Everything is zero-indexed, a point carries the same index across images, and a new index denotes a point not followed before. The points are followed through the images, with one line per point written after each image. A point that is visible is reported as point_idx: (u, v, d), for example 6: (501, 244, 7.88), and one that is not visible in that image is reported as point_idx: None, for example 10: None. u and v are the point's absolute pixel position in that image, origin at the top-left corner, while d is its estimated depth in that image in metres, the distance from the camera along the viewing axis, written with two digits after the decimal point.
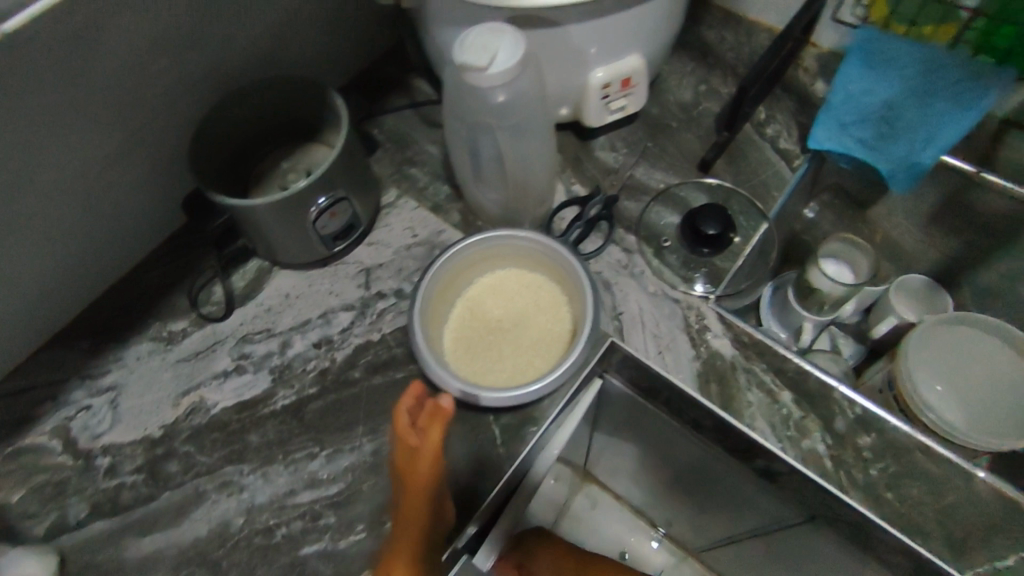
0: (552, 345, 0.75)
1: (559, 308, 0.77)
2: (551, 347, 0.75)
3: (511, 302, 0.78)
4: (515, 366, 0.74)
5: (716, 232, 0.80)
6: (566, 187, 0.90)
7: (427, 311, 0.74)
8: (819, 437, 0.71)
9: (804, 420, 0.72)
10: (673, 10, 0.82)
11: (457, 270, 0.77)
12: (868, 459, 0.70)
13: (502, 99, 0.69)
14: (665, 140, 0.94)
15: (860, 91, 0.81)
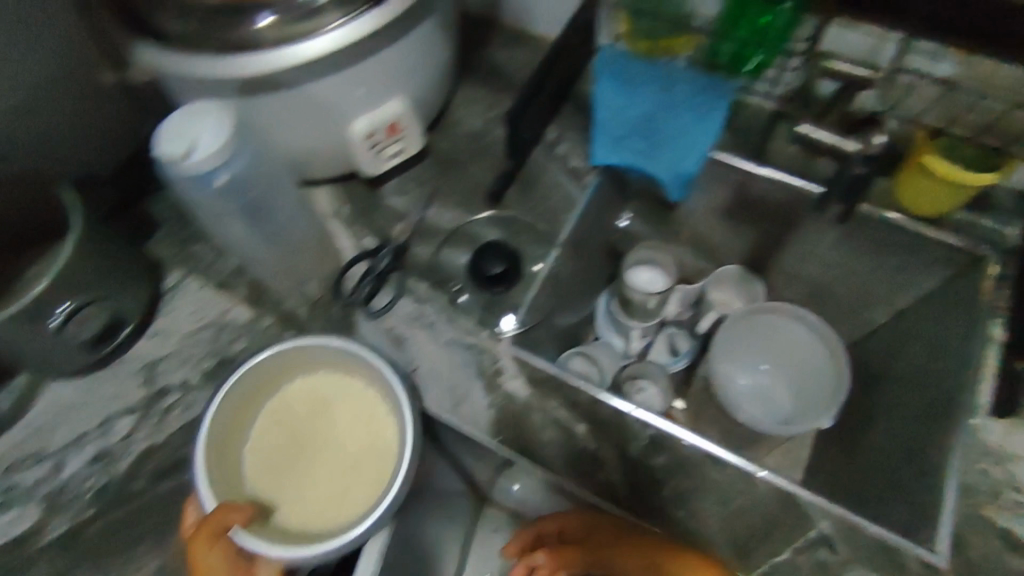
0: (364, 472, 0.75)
1: (378, 427, 0.77)
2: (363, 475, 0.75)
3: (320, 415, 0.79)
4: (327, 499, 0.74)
5: (500, 271, 0.82)
6: (357, 241, 0.88)
7: (213, 439, 0.71)
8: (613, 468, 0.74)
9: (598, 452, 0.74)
10: (422, 49, 0.81)
11: (263, 377, 0.76)
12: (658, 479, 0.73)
13: (224, 181, 0.66)
14: (456, 176, 0.93)
15: (619, 106, 0.81)
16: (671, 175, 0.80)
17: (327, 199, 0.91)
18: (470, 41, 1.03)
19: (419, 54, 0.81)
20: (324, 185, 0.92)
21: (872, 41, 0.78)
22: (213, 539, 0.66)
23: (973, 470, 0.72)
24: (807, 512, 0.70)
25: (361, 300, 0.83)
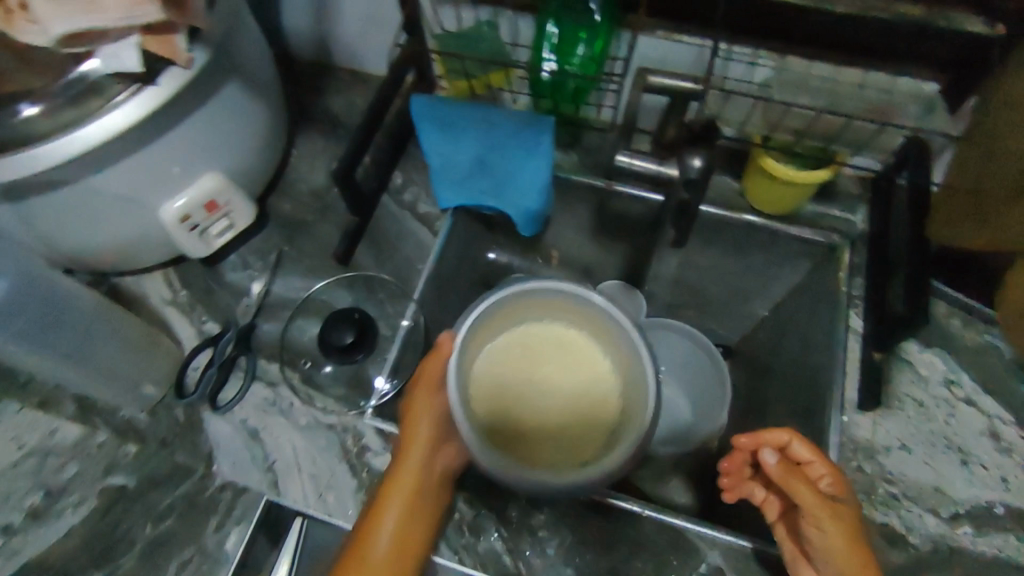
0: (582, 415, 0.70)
1: (573, 377, 0.72)
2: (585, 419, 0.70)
3: (512, 369, 0.72)
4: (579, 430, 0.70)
5: (352, 340, 0.76)
6: (198, 327, 0.81)
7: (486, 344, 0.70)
8: (495, 533, 0.69)
9: (478, 520, 0.70)
10: (229, 115, 0.74)
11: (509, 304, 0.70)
12: (541, 538, 0.69)
13: None
14: (301, 239, 0.87)
15: (449, 151, 0.77)
16: (519, 212, 0.78)
17: (163, 285, 0.84)
18: (306, 93, 0.99)
19: (225, 122, 0.74)
20: (156, 270, 0.84)
21: (693, 50, 0.77)
22: (435, 384, 0.67)
23: (848, 468, 0.72)
24: (695, 544, 0.69)
25: (206, 394, 0.76)
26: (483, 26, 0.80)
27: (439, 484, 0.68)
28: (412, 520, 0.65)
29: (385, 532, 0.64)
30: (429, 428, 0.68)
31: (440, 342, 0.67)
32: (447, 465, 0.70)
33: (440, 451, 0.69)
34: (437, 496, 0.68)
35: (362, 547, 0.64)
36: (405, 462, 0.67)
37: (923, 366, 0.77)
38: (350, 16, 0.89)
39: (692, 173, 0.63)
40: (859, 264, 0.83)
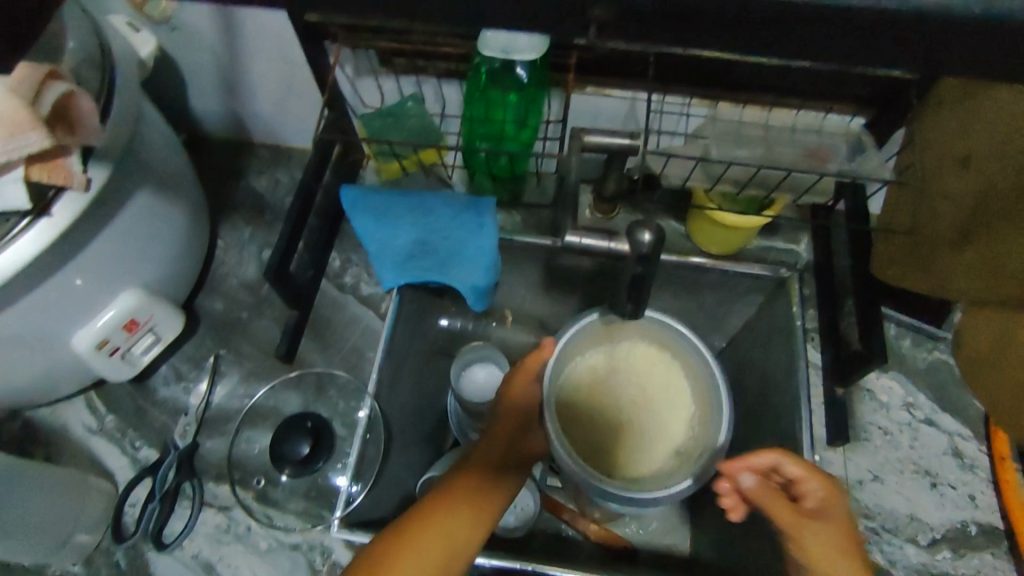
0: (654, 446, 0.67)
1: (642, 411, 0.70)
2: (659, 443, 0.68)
3: (608, 373, 0.70)
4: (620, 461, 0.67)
5: (308, 451, 0.70)
6: (133, 453, 0.76)
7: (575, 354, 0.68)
8: None
9: None
10: (145, 228, 0.69)
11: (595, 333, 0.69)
12: None
13: None
14: (237, 339, 0.82)
15: (385, 239, 0.73)
16: (467, 288, 0.74)
17: (87, 413, 0.78)
18: (224, 175, 0.93)
19: (138, 236, 0.68)
20: (77, 395, 0.78)
21: (626, 103, 0.76)
22: (531, 374, 0.65)
23: None
24: None
25: (150, 532, 0.71)
26: (408, 102, 0.79)
27: (496, 496, 0.60)
28: (454, 535, 0.56)
29: (431, 541, 0.55)
30: (500, 445, 0.63)
31: (543, 345, 0.65)
32: (505, 498, 0.61)
33: (501, 482, 0.61)
34: (491, 523, 0.59)
35: (400, 554, 0.54)
36: (463, 479, 0.60)
37: (883, 392, 0.78)
38: (263, 95, 0.84)
39: (645, 246, 0.56)
40: (808, 295, 0.84)
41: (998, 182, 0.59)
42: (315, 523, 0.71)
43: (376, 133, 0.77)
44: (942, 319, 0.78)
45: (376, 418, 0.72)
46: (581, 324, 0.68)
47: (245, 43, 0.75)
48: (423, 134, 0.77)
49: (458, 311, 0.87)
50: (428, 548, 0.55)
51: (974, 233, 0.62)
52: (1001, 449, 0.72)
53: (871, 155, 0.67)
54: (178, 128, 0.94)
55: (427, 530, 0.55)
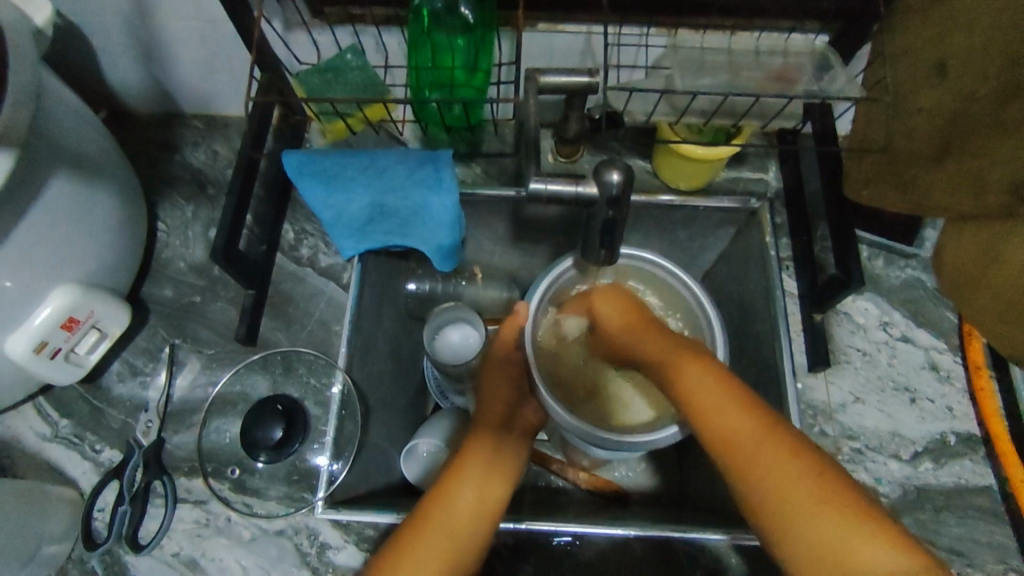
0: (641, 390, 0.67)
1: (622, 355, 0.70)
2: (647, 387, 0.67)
3: None
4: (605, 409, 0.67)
5: (281, 434, 0.67)
6: (94, 457, 0.71)
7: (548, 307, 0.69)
8: None
9: None
10: (69, 216, 0.62)
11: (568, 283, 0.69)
12: None
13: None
14: (193, 325, 0.77)
15: (340, 204, 0.68)
16: (433, 248, 0.72)
17: (38, 420, 0.73)
18: (157, 151, 0.86)
19: (62, 227, 0.62)
20: (25, 403, 0.73)
21: (581, 37, 0.71)
22: (512, 346, 0.66)
23: (812, 434, 0.73)
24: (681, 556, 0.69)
25: (123, 534, 0.67)
26: (346, 54, 0.71)
27: (514, 439, 0.63)
28: (490, 471, 0.58)
29: (472, 477, 0.57)
30: (505, 394, 0.65)
31: (515, 311, 0.65)
32: (522, 435, 0.64)
33: (514, 423, 0.64)
34: (514, 461, 0.61)
35: (448, 493, 0.56)
36: (480, 432, 0.62)
37: (860, 315, 0.78)
38: (186, 60, 0.77)
39: (614, 188, 0.53)
40: (781, 223, 0.82)
41: (976, 88, 0.55)
42: (300, 506, 0.69)
43: (315, 91, 0.71)
44: (912, 237, 0.77)
45: (349, 394, 0.69)
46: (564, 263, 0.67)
47: (155, 1, 0.68)
48: (366, 89, 0.70)
49: (426, 275, 0.83)
50: (473, 477, 0.57)
51: (953, 143, 0.58)
52: (976, 357, 0.73)
53: (839, 74, 0.64)
54: (98, 104, 0.85)
55: (464, 470, 0.58)
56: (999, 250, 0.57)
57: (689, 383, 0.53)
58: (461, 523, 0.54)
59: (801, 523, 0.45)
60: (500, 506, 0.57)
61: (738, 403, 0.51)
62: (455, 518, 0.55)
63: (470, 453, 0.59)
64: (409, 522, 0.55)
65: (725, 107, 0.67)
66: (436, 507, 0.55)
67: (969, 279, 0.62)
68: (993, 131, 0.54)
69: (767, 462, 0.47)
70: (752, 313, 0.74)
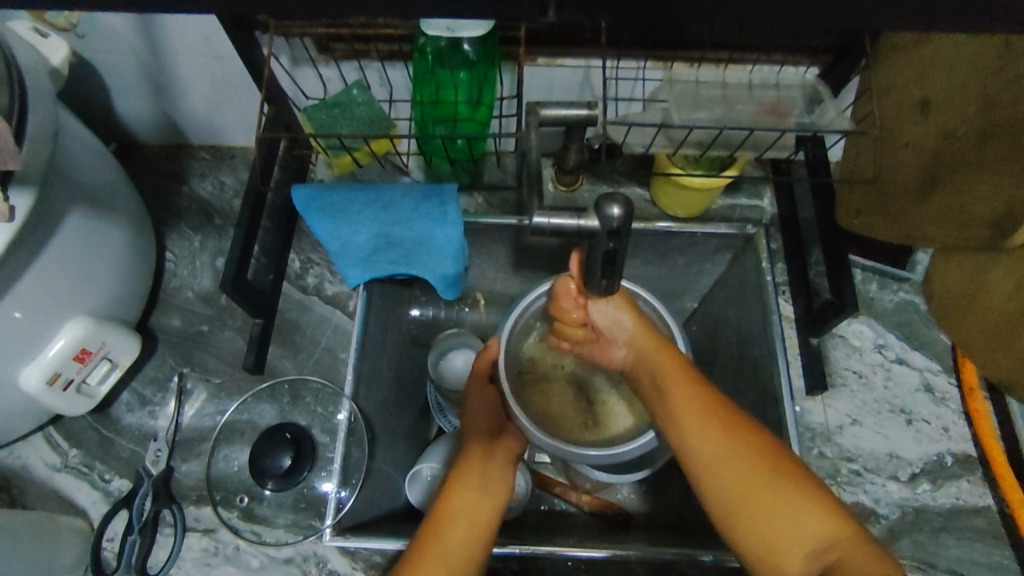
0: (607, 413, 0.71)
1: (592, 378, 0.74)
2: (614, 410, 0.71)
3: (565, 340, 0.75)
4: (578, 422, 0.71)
5: (290, 462, 0.68)
6: (103, 487, 0.72)
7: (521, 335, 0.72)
8: None
9: None
10: (85, 250, 0.64)
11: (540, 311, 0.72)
12: None
13: (19, 314, 0.59)
14: (201, 354, 0.79)
15: (346, 236, 0.70)
16: (437, 277, 0.73)
17: (47, 450, 0.74)
18: (165, 182, 0.87)
19: (76, 261, 0.63)
20: (34, 432, 0.74)
21: (578, 71, 0.73)
22: (484, 378, 0.69)
23: (811, 456, 0.74)
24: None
25: (133, 564, 0.68)
26: (352, 90, 0.74)
27: (500, 463, 0.62)
28: (480, 497, 0.58)
29: (461, 512, 0.57)
30: (488, 420, 0.66)
31: (488, 346, 0.69)
32: (512, 454, 0.64)
33: (502, 441, 0.64)
34: (505, 482, 0.61)
35: (441, 525, 0.56)
36: (469, 456, 0.62)
37: (855, 337, 0.79)
38: (195, 94, 0.79)
39: (614, 220, 0.53)
40: (777, 249, 0.84)
41: (957, 126, 0.58)
42: (306, 534, 0.70)
43: (322, 127, 0.72)
44: (904, 261, 0.79)
45: (355, 422, 0.70)
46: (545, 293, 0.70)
47: (169, 42, 0.70)
48: (374, 123, 0.72)
49: (429, 301, 0.85)
50: (462, 511, 0.57)
51: (936, 175, 0.59)
52: (968, 379, 0.75)
53: (829, 107, 0.66)
54: (108, 137, 0.88)
55: (450, 504, 0.58)
56: (984, 280, 0.59)
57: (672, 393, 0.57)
58: (455, 552, 0.54)
59: (768, 525, 0.49)
60: (494, 529, 0.57)
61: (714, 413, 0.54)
62: (450, 549, 0.54)
63: (460, 481, 0.60)
64: (406, 555, 0.55)
65: (720, 139, 0.69)
66: (426, 540, 0.55)
67: (960, 305, 0.64)
68: (974, 170, 0.56)
69: (739, 471, 0.51)
70: (750, 338, 0.75)
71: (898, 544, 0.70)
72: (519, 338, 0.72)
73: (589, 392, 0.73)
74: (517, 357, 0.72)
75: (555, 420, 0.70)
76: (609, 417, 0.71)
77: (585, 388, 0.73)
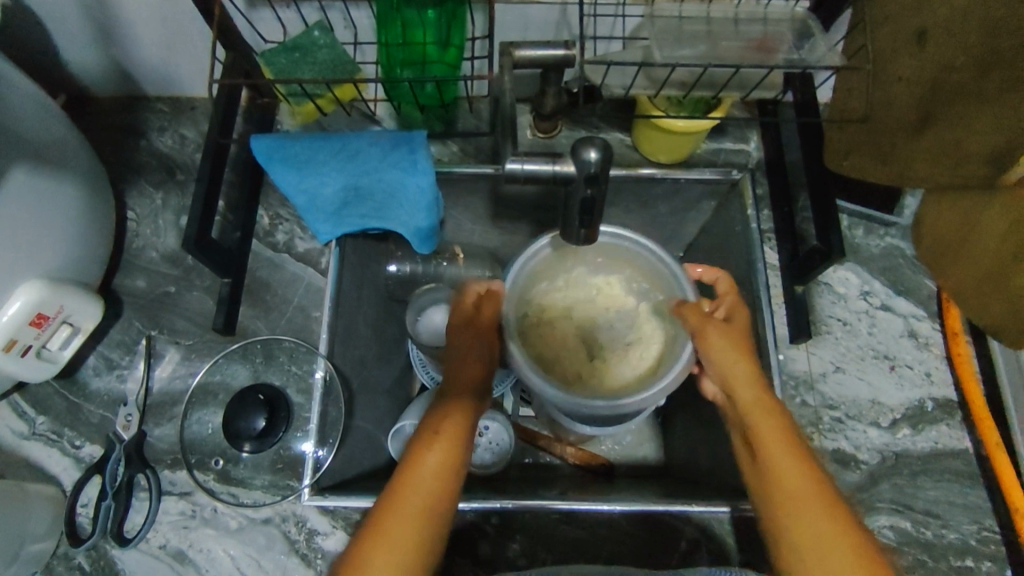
0: (616, 363, 0.67)
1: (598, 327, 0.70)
2: (622, 360, 0.67)
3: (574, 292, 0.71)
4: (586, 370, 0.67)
5: (264, 424, 0.67)
6: (73, 454, 0.70)
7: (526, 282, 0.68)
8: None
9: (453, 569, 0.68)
10: (36, 211, 0.61)
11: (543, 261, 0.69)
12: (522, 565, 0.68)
13: None
14: (169, 316, 0.76)
15: (314, 188, 0.67)
16: (411, 231, 0.70)
17: (14, 418, 0.72)
18: (121, 136, 0.83)
19: (25, 220, 0.60)
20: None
21: (556, 9, 0.69)
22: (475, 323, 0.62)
23: (793, 404, 0.74)
24: (671, 526, 0.69)
25: (109, 529, 0.67)
26: (313, 31, 0.68)
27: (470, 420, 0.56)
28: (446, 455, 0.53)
29: (426, 473, 0.51)
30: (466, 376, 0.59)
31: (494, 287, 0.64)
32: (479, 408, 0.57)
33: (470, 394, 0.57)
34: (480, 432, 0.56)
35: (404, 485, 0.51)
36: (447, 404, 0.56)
37: (840, 284, 0.78)
38: (146, 38, 0.73)
39: (591, 167, 0.52)
40: (762, 194, 0.81)
41: (955, 58, 0.55)
42: (285, 494, 0.69)
43: (282, 73, 0.68)
44: (892, 206, 0.77)
45: (331, 381, 0.69)
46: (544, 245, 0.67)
47: None
48: (337, 68, 0.67)
49: (406, 256, 0.81)
50: (429, 470, 0.52)
51: (932, 113, 0.57)
52: (953, 324, 0.74)
53: (820, 42, 0.63)
54: (56, 88, 0.82)
55: (416, 465, 0.52)
56: (977, 222, 0.58)
57: (770, 449, 0.51)
58: (418, 520, 0.50)
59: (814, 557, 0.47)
60: (460, 481, 0.53)
61: (806, 470, 0.50)
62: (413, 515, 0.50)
63: (437, 431, 0.54)
64: (370, 518, 0.50)
65: (704, 79, 0.66)
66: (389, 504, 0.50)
67: (949, 247, 0.62)
68: (971, 107, 0.54)
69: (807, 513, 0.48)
70: (733, 288, 0.74)
71: (877, 491, 0.71)
72: (526, 285, 0.68)
73: (596, 347, 0.69)
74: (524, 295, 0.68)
75: (550, 363, 0.66)
76: (615, 366, 0.67)
77: (591, 337, 0.70)
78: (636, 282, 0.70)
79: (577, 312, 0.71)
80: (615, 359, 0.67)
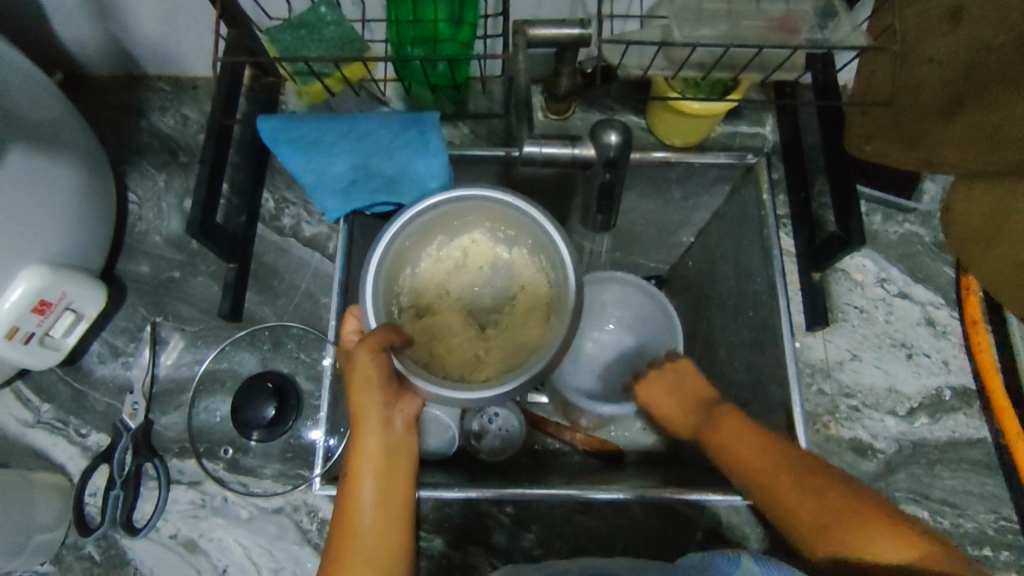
0: (517, 338, 0.54)
1: (488, 298, 0.57)
2: (524, 330, 0.54)
3: (454, 261, 0.57)
4: (491, 354, 0.54)
5: (275, 412, 0.67)
6: (80, 442, 0.69)
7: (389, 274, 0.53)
8: (490, 565, 0.67)
9: (467, 559, 0.67)
10: (37, 195, 0.59)
11: (404, 245, 0.54)
12: (537, 554, 0.68)
13: None
14: (174, 301, 0.74)
15: (321, 168, 0.64)
16: None
17: (18, 406, 0.70)
18: (121, 117, 0.80)
19: (25, 205, 0.58)
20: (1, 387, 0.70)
21: None
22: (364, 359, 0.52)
23: (809, 393, 0.73)
24: (686, 515, 0.68)
25: (118, 519, 0.66)
26: (319, 7, 0.66)
27: (397, 478, 0.54)
28: (374, 532, 0.52)
29: (359, 552, 0.51)
30: (374, 419, 0.53)
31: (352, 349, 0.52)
32: (401, 451, 0.55)
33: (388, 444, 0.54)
34: (411, 459, 0.55)
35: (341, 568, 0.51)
36: (363, 454, 0.53)
37: (858, 271, 0.77)
38: (145, 14, 0.71)
39: (613, 149, 0.52)
40: (779, 179, 0.79)
41: (995, 35, 0.53)
42: (296, 483, 0.68)
43: (289, 50, 0.66)
44: (911, 191, 0.76)
45: None
46: (462, 197, 0.54)
47: None
48: (344, 46, 0.65)
49: None
50: (363, 549, 0.51)
51: (964, 96, 0.55)
52: (972, 312, 0.73)
53: (844, 21, 0.60)
54: (52, 66, 0.79)
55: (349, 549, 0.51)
56: (1010, 210, 0.55)
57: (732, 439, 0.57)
58: None
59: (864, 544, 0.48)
60: (401, 543, 0.53)
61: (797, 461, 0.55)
62: None
63: (356, 513, 0.52)
64: None
65: (725, 59, 0.63)
66: None
67: (979, 240, 0.60)
68: (1006, 86, 0.52)
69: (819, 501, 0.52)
70: (749, 275, 0.72)
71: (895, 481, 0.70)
72: (390, 281, 0.53)
73: (484, 314, 0.56)
74: (393, 288, 0.54)
75: (439, 357, 0.53)
76: (512, 344, 0.54)
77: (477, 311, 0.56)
78: (500, 230, 0.56)
79: (456, 286, 0.57)
80: (517, 334, 0.54)
